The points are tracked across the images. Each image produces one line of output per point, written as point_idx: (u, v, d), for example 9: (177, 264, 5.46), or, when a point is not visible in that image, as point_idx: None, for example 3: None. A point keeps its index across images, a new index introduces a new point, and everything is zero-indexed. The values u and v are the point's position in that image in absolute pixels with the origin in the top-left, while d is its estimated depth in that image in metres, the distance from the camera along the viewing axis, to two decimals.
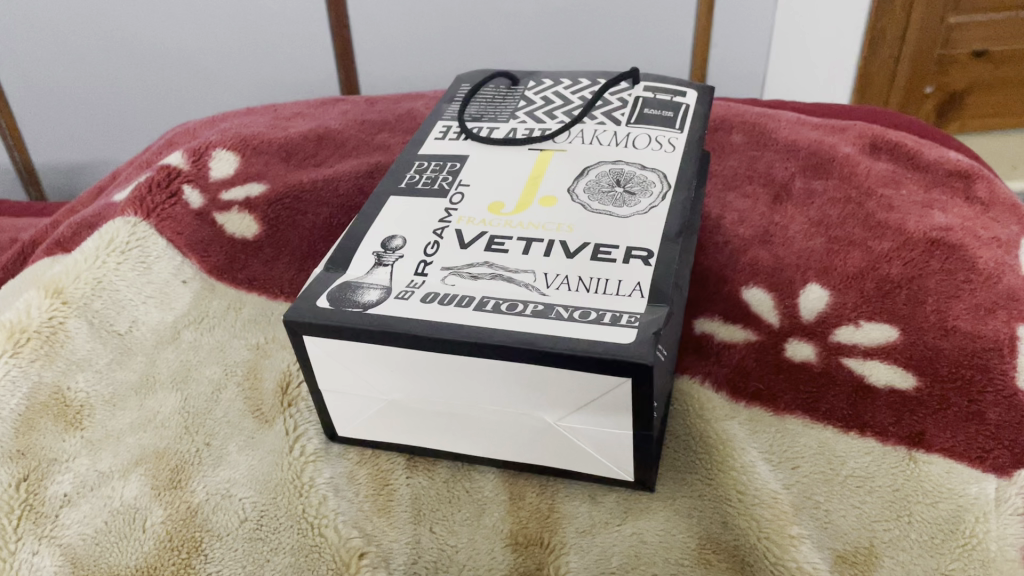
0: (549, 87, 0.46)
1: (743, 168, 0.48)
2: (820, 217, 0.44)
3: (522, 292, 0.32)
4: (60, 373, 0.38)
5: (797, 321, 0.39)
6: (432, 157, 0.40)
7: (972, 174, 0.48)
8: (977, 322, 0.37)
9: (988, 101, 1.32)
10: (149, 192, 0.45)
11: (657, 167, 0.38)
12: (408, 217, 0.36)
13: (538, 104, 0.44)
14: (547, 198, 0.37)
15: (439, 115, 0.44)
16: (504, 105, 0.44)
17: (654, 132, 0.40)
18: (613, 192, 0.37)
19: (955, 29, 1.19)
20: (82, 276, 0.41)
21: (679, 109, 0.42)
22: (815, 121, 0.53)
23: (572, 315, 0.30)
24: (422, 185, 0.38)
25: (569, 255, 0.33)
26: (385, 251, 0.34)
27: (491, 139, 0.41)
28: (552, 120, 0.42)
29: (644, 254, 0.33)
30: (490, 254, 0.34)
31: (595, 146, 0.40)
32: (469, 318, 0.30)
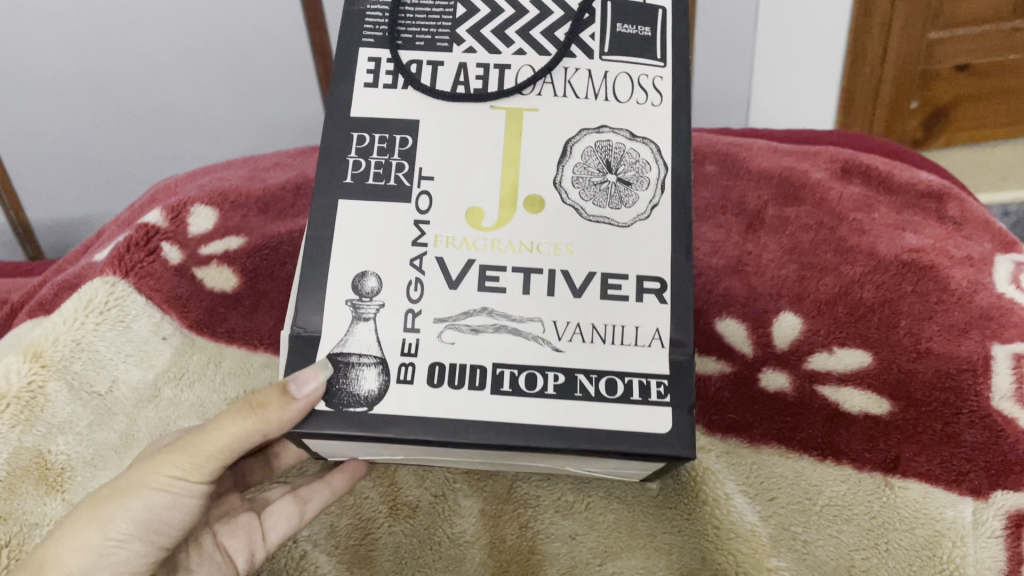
0: None
1: (717, 199, 0.48)
2: (792, 244, 0.44)
3: (535, 354, 0.29)
4: (41, 438, 0.39)
5: (771, 349, 0.39)
6: (371, 124, 0.31)
7: (943, 194, 0.48)
8: (950, 343, 0.38)
9: (976, 113, 1.32)
10: (127, 251, 0.45)
11: (649, 134, 0.31)
12: (364, 236, 0.30)
13: (480, 8, 0.32)
14: (533, 198, 0.30)
15: (352, 30, 0.32)
16: (437, 12, 0.32)
17: (638, 71, 0.31)
18: (606, 182, 0.31)
19: (937, 44, 1.21)
20: (61, 339, 0.41)
21: (660, 20, 0.32)
22: (787, 147, 0.53)
23: (598, 390, 0.29)
24: (372, 180, 0.30)
25: (576, 294, 0.30)
26: (358, 299, 0.29)
27: (436, 94, 0.31)
28: (503, 45, 0.31)
29: (657, 286, 0.30)
30: (486, 297, 0.29)
31: (570, 100, 0.31)
32: (493, 411, 0.28)
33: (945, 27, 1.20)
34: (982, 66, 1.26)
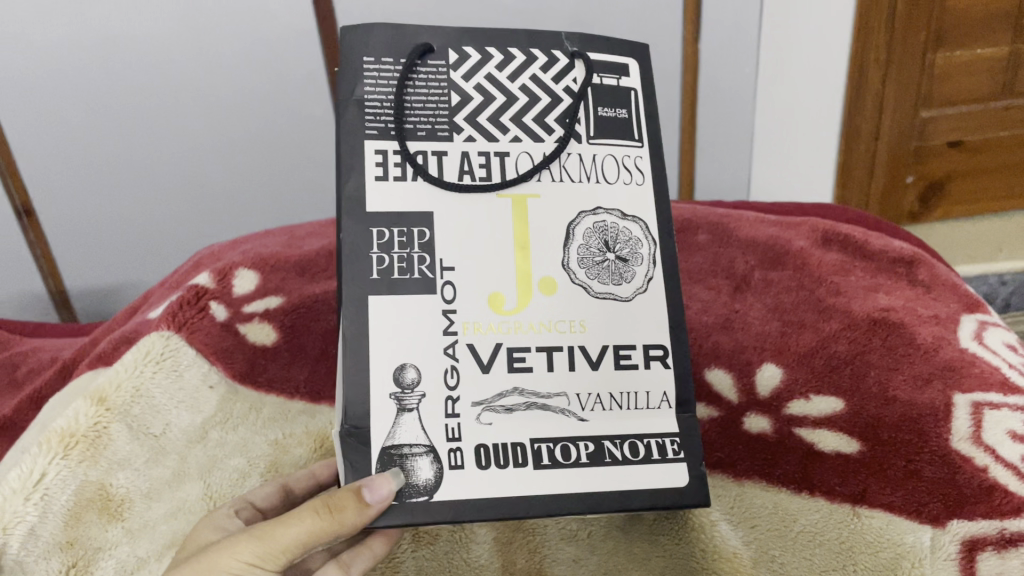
0: (474, 62, 0.36)
1: (708, 264, 0.54)
2: (775, 304, 0.49)
3: (562, 424, 0.35)
4: (103, 473, 0.43)
5: (753, 396, 0.44)
6: (391, 212, 0.35)
7: (915, 260, 0.53)
8: (914, 392, 0.42)
9: (968, 188, 1.38)
10: (180, 308, 0.51)
11: (638, 215, 0.37)
12: (397, 327, 0.34)
13: (474, 97, 0.36)
14: (547, 281, 0.36)
15: (355, 120, 0.35)
16: (435, 101, 0.36)
17: (618, 152, 0.37)
18: (606, 260, 0.36)
19: (927, 122, 1.29)
20: (123, 385, 0.46)
21: (630, 102, 0.38)
22: (773, 219, 0.58)
23: (624, 453, 0.35)
24: (397, 273, 0.34)
25: (593, 365, 0.36)
26: (400, 392, 0.33)
27: (450, 181, 0.35)
28: (502, 134, 0.36)
29: (661, 353, 0.37)
30: (517, 377, 0.35)
31: (567, 184, 0.37)
32: (540, 481, 0.34)
33: (935, 106, 1.28)
34: (971, 142, 1.33)
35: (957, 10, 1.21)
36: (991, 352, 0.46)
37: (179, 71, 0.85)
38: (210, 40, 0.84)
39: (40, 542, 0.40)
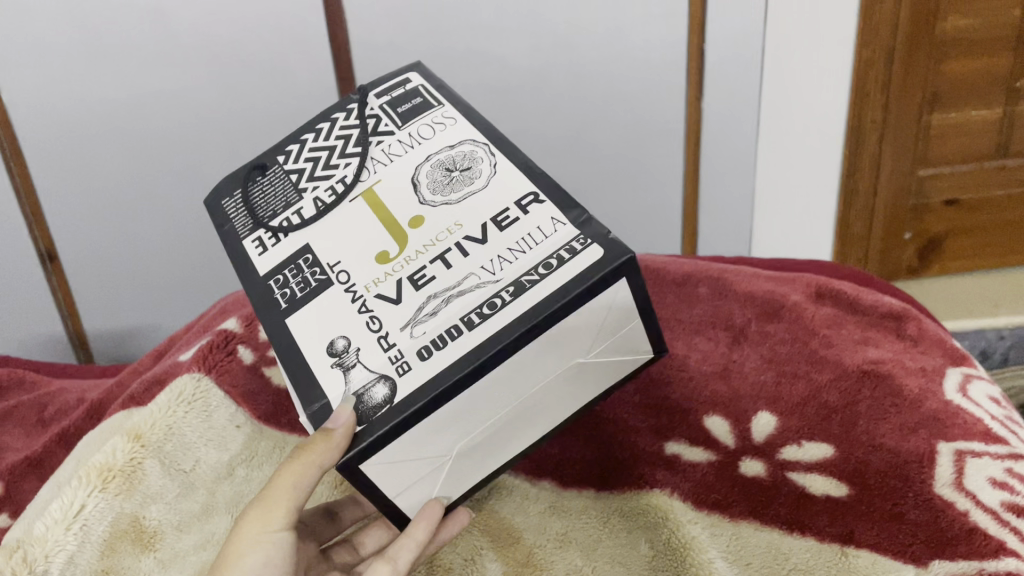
0: (296, 147, 0.45)
1: (707, 316, 0.57)
2: (771, 355, 0.52)
3: (483, 294, 0.38)
4: (137, 506, 0.46)
5: (749, 441, 0.47)
6: (277, 264, 0.42)
7: (904, 315, 0.56)
8: (901, 440, 0.45)
9: (966, 245, 1.42)
10: (210, 351, 0.54)
11: (463, 138, 0.43)
12: (319, 325, 0.39)
13: (303, 167, 0.44)
14: (415, 219, 0.41)
15: (231, 235, 0.44)
16: (278, 186, 0.44)
17: (428, 120, 0.44)
18: (451, 177, 0.42)
19: (925, 181, 1.34)
20: (157, 423, 0.49)
21: (421, 92, 0.46)
22: (769, 274, 0.62)
23: (540, 273, 0.37)
24: (298, 291, 0.40)
25: (483, 241, 0.39)
26: (339, 356, 0.38)
27: (308, 218, 0.42)
28: (337, 167, 0.43)
29: (531, 197, 0.40)
30: (424, 290, 0.38)
31: (404, 156, 0.43)
32: (481, 336, 0.36)
33: (932, 165, 1.33)
34: (968, 201, 1.37)
35: (951, 74, 1.26)
36: (975, 405, 0.49)
37: (212, 120, 0.96)
38: (244, 94, 0.95)
39: (78, 569, 0.44)
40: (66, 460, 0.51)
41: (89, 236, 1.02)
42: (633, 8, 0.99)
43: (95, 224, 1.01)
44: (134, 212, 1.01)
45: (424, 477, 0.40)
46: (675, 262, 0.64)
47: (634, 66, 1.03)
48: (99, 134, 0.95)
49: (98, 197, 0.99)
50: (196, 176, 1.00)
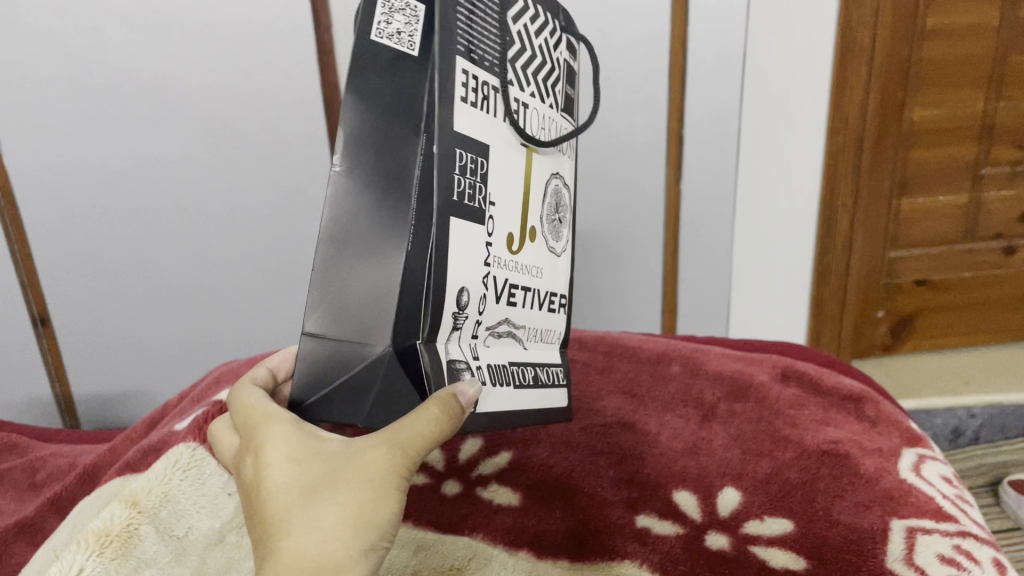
0: (522, 13, 0.45)
1: (679, 394, 0.60)
2: (737, 433, 0.56)
3: (517, 348, 0.47)
4: (132, 570, 0.48)
5: (715, 516, 0.50)
6: (471, 137, 0.40)
7: (863, 397, 0.60)
8: (856, 517, 0.48)
9: (937, 324, 1.46)
10: (206, 421, 0.57)
11: (565, 183, 0.52)
12: (469, 256, 0.40)
13: (518, 47, 0.44)
14: (532, 231, 0.47)
15: (455, 28, 0.39)
16: (498, 30, 0.42)
17: (564, 121, 0.51)
18: (555, 217, 0.50)
19: (895, 261, 1.39)
20: (153, 490, 0.51)
21: (570, 81, 0.52)
22: (738, 354, 0.66)
23: (547, 377, 0.50)
24: (466, 199, 0.40)
25: (538, 303, 0.49)
26: (460, 312, 0.40)
27: (515, 123, 0.43)
28: (531, 86, 0.46)
29: (563, 302, 0.52)
30: (508, 309, 0.45)
31: (548, 142, 0.48)
32: (512, 395, 0.46)
33: (901, 246, 1.38)
34: (938, 281, 1.42)
35: (918, 162, 1.32)
36: (928, 484, 0.52)
37: (209, 192, 1.00)
38: (235, 172, 0.99)
39: None
40: (61, 527, 0.54)
41: (83, 300, 1.04)
42: (616, 94, 1.05)
43: (93, 288, 1.04)
44: (131, 278, 1.04)
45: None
46: (651, 342, 0.68)
47: (616, 149, 1.08)
48: (103, 200, 0.99)
49: (95, 263, 1.02)
50: (194, 245, 1.03)
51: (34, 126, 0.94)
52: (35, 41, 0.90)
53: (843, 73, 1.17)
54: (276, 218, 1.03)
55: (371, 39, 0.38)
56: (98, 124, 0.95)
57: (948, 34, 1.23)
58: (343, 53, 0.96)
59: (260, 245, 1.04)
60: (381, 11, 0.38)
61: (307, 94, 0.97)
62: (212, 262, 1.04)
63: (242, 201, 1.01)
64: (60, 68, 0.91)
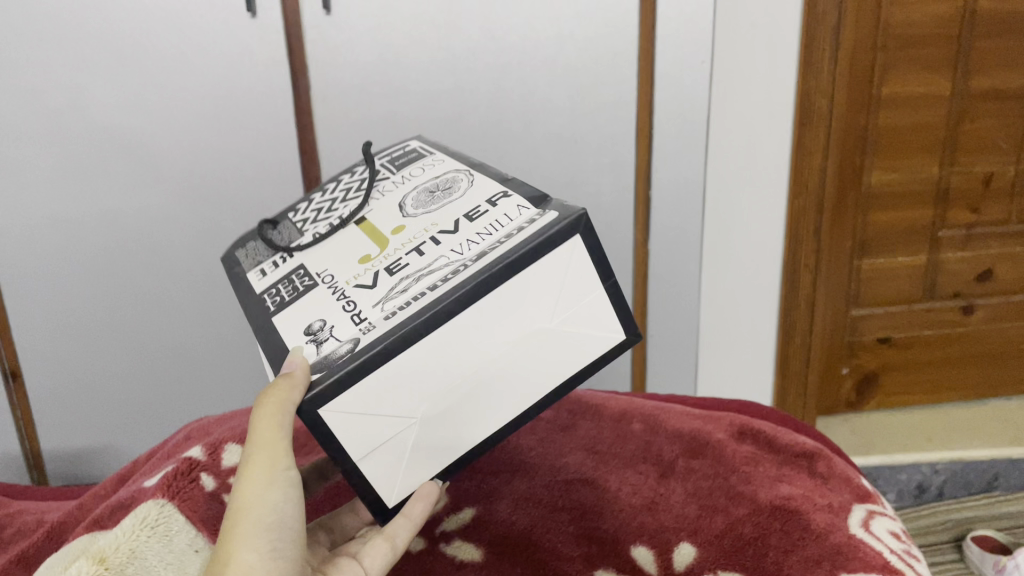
0: (309, 207, 0.66)
1: (640, 450, 0.62)
2: (694, 489, 0.57)
3: (449, 265, 0.51)
4: None
5: (670, 571, 0.52)
6: (276, 282, 0.58)
7: (816, 455, 0.62)
8: (806, 571, 0.50)
9: (901, 381, 1.50)
10: (174, 478, 0.59)
11: (445, 174, 0.60)
12: (313, 312, 0.53)
13: (309, 220, 0.64)
14: (397, 229, 0.57)
15: (242, 278, 0.62)
16: (287, 234, 0.64)
17: (417, 169, 0.63)
18: (432, 199, 0.58)
19: (858, 319, 1.43)
20: (121, 547, 0.52)
21: (414, 153, 0.66)
22: (696, 412, 0.68)
23: (501, 242, 0.51)
24: (286, 294, 0.56)
25: (456, 230, 0.54)
26: (314, 333, 0.51)
27: (308, 244, 0.60)
28: (334, 214, 0.62)
29: (496, 198, 0.55)
30: (401, 272, 0.52)
31: (393, 191, 0.61)
32: (447, 284, 0.48)
33: (863, 304, 1.43)
34: (900, 339, 1.46)
35: (877, 225, 1.37)
36: (876, 539, 0.54)
37: (184, 247, 1.02)
38: (212, 229, 1.01)
39: None
40: None
41: (55, 356, 1.05)
42: (586, 156, 1.08)
43: (66, 344, 1.05)
44: (105, 334, 1.05)
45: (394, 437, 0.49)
46: (614, 399, 0.69)
47: (586, 210, 1.11)
48: (79, 256, 1.00)
49: (68, 318, 1.03)
50: (168, 301, 1.04)
51: (14, 183, 0.96)
52: (17, 100, 0.92)
53: (802, 140, 1.22)
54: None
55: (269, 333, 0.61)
56: (78, 181, 0.97)
57: (903, 103, 1.29)
58: (320, 113, 0.99)
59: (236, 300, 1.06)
60: None
61: (284, 153, 1.00)
62: (186, 317, 1.06)
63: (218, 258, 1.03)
64: (41, 129, 0.94)
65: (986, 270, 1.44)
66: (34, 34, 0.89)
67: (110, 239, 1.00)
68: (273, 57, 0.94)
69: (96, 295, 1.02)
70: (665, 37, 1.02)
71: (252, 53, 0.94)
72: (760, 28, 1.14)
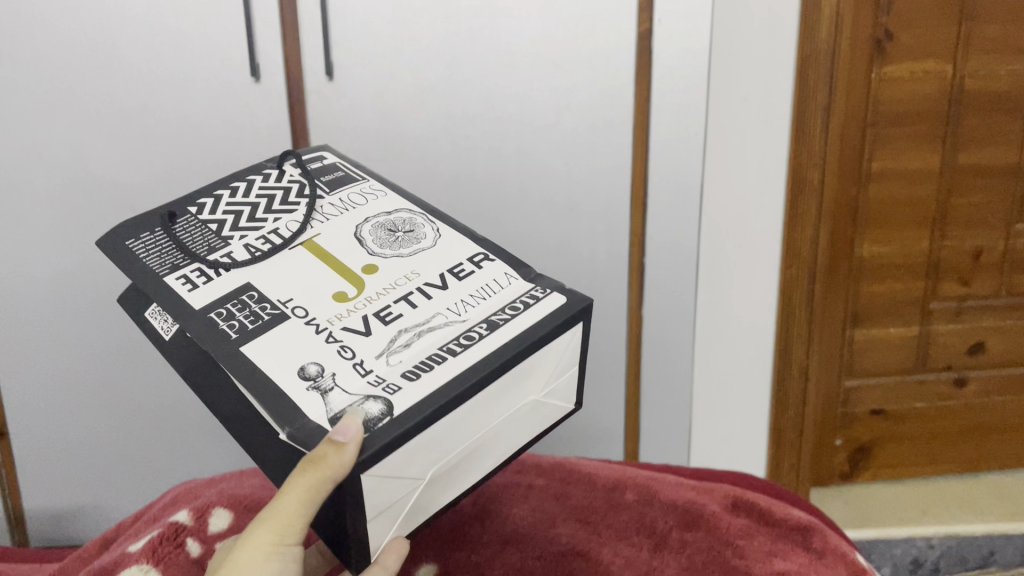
0: (216, 202, 0.59)
1: (634, 521, 0.61)
2: (688, 563, 0.57)
3: (453, 328, 0.52)
4: None
5: None
6: (219, 299, 0.52)
7: (811, 528, 0.61)
8: None
9: (895, 454, 1.49)
10: (160, 543, 0.58)
11: (395, 208, 0.59)
12: (297, 349, 0.50)
13: (227, 221, 0.57)
14: (368, 265, 0.55)
15: (150, 276, 0.53)
16: (200, 232, 0.56)
17: (350, 192, 0.61)
18: (394, 236, 0.58)
19: (851, 390, 1.44)
20: None
21: (334, 170, 0.63)
22: (691, 483, 0.67)
23: (510, 314, 0.53)
24: (249, 323, 0.51)
25: (445, 288, 0.55)
26: (313, 380, 0.48)
27: (245, 261, 0.54)
28: (263, 225, 0.57)
29: (479, 258, 0.57)
30: (396, 324, 0.52)
31: (337, 214, 0.59)
32: (470, 355, 0.50)
33: (856, 375, 1.43)
34: (893, 411, 1.46)
35: (870, 297, 1.38)
36: None
37: None
38: None
39: None
40: None
41: (43, 414, 1.04)
42: (581, 223, 1.09)
43: (55, 402, 1.04)
44: (96, 393, 1.04)
45: (397, 499, 0.49)
46: (608, 468, 0.69)
47: (580, 277, 1.12)
48: (74, 314, 1.00)
49: (59, 376, 1.03)
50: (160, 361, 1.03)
51: (12, 240, 0.96)
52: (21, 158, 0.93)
53: (794, 211, 1.24)
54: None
55: (168, 340, 0.54)
56: (74, 240, 0.97)
57: (893, 178, 1.32)
58: None
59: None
60: (157, 320, 0.55)
61: None
62: (178, 378, 1.05)
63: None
64: (42, 188, 0.95)
65: (977, 343, 1.44)
66: (40, 95, 0.91)
67: (104, 298, 1.00)
68: (275, 122, 0.96)
69: (89, 353, 1.02)
70: (661, 109, 1.04)
71: (254, 117, 0.95)
72: (752, 102, 1.18)
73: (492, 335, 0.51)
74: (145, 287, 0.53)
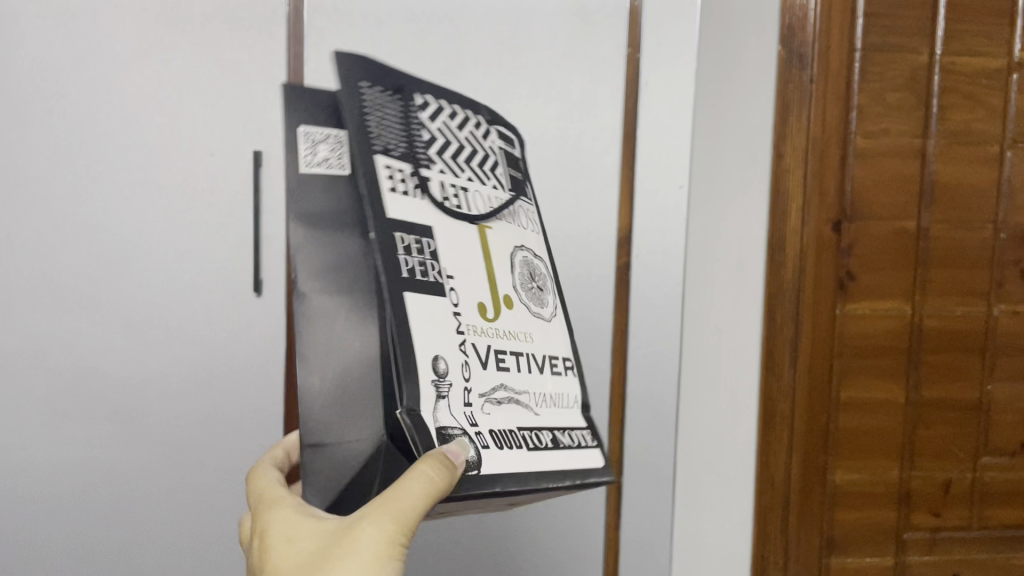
0: (442, 115, 0.65)
1: None
2: None
3: (534, 413, 0.62)
4: None
5: None
6: (412, 226, 0.58)
7: None
8: None
9: None
10: None
11: (540, 256, 0.69)
12: (436, 331, 0.57)
13: (441, 142, 0.63)
14: (508, 299, 0.64)
15: (366, 145, 0.58)
16: (418, 133, 0.62)
17: (520, 199, 0.69)
18: (533, 285, 0.67)
19: None
20: None
21: (519, 164, 0.71)
22: None
23: (579, 442, 0.64)
24: (420, 275, 0.57)
25: (542, 372, 0.65)
26: (439, 379, 0.56)
27: (436, 204, 0.60)
28: (461, 173, 0.64)
29: (570, 364, 0.68)
30: (503, 375, 0.61)
31: (510, 224, 0.67)
32: (547, 456, 0.60)
33: None
34: None
35: (844, 522, 1.40)
36: None
37: (159, 496, 1.04)
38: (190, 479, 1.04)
39: None
40: None
41: None
42: None
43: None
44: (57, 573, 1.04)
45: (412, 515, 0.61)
46: None
47: None
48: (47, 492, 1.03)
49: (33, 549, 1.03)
50: (133, 546, 1.04)
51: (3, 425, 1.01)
52: (19, 354, 1.00)
53: (768, 434, 1.32)
54: (219, 531, 1.05)
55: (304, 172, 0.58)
56: (71, 423, 1.02)
57: (862, 409, 1.37)
58: None
59: (199, 558, 1.06)
60: (309, 141, 0.59)
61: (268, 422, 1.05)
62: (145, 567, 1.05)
63: (186, 508, 1.05)
64: (50, 375, 1.01)
65: None
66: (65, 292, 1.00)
67: (90, 478, 1.03)
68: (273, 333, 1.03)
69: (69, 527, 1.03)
70: (639, 334, 1.10)
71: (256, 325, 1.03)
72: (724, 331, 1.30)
73: (560, 448, 0.62)
74: (361, 150, 0.57)
